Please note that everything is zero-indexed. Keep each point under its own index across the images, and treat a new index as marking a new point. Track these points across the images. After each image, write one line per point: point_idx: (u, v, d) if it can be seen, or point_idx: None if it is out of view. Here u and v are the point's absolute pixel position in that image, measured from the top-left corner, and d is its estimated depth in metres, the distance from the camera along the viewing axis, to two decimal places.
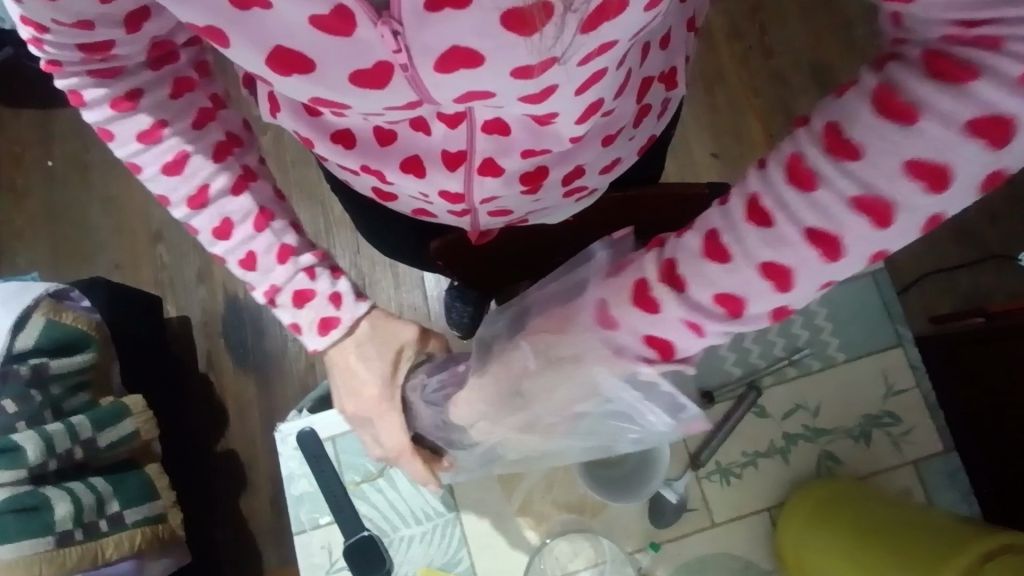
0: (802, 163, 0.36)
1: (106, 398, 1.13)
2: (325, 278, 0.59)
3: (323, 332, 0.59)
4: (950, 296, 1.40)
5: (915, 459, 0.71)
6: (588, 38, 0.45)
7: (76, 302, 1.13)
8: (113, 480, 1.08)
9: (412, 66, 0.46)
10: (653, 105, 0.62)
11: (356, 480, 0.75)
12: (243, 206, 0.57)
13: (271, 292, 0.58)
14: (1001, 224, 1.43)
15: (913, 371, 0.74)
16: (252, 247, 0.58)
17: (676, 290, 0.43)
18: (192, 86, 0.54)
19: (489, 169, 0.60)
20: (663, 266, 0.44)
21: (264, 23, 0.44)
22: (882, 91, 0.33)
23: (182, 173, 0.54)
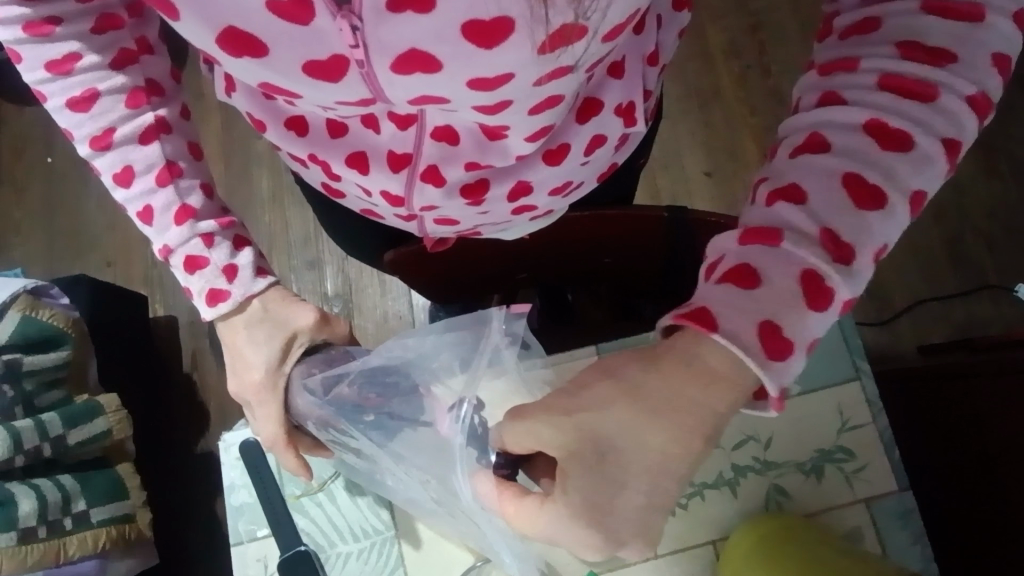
0: (861, 174, 0.41)
1: (81, 396, 1.14)
2: (224, 248, 0.58)
3: (211, 303, 0.58)
4: (943, 325, 1.37)
5: (866, 497, 0.66)
6: (546, 61, 0.45)
7: (55, 300, 1.16)
8: (81, 478, 1.09)
9: (368, 63, 0.45)
10: (609, 137, 0.61)
11: (296, 493, 0.75)
12: (150, 156, 0.57)
13: (165, 252, 0.58)
14: (998, 253, 1.40)
15: (869, 407, 0.69)
16: (149, 200, 0.57)
17: (849, 261, 0.41)
18: (117, 24, 0.55)
19: (431, 177, 0.59)
20: (823, 243, 0.41)
21: (215, 8, 0.43)
22: (874, 123, 0.42)
23: (90, 110, 0.55)
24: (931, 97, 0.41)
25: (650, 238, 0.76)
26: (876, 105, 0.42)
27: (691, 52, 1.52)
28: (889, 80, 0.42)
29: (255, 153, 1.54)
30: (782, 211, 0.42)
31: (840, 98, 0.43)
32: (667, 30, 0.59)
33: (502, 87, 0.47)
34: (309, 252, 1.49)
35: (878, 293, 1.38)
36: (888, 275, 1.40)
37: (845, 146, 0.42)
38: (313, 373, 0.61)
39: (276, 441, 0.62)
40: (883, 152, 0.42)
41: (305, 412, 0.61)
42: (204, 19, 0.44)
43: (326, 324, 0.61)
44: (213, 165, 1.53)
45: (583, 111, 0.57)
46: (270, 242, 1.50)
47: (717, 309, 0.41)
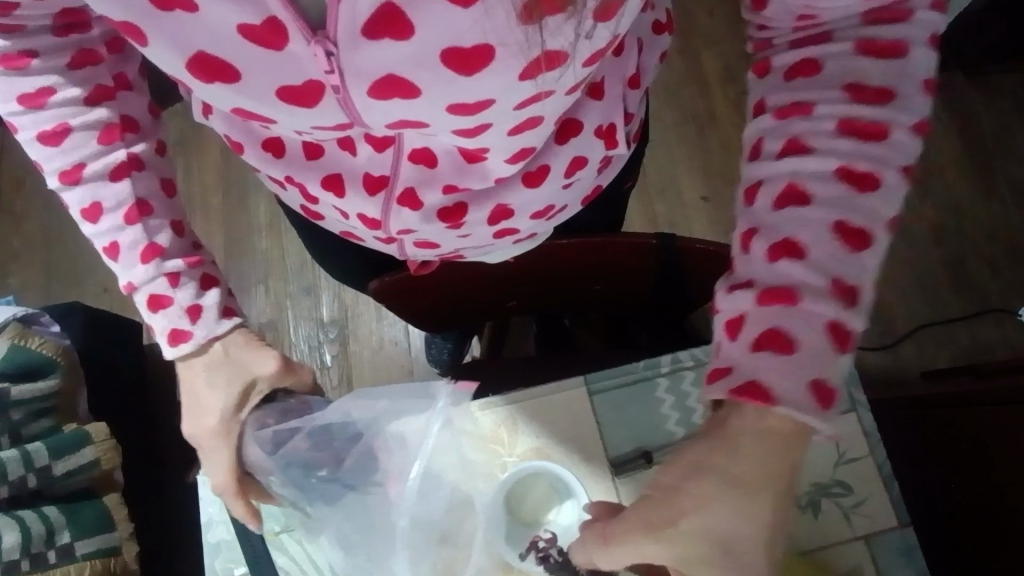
0: (847, 220, 0.42)
1: (70, 424, 1.12)
2: (189, 288, 0.56)
3: (173, 343, 0.57)
4: (946, 351, 1.34)
5: (866, 533, 0.64)
6: (527, 86, 0.45)
7: (47, 327, 1.16)
8: (68, 509, 1.06)
9: (344, 88, 0.44)
10: (591, 159, 0.60)
11: (276, 530, 0.71)
12: (119, 193, 0.56)
13: (129, 289, 0.56)
14: (1000, 277, 1.38)
15: (867, 439, 0.67)
16: (113, 237, 0.56)
17: (856, 301, 0.42)
18: (94, 59, 0.55)
19: (408, 201, 0.58)
20: (834, 294, 0.42)
21: (188, 31, 0.42)
22: (844, 169, 0.42)
23: (60, 145, 0.55)
24: (883, 136, 0.42)
25: (639, 265, 0.75)
26: (840, 153, 0.42)
27: (686, 78, 1.53)
28: (846, 125, 0.42)
29: (252, 180, 1.54)
30: (784, 268, 0.43)
31: (807, 147, 0.43)
32: (649, 55, 0.58)
33: (483, 111, 0.46)
34: (306, 278, 1.48)
35: (879, 317, 1.36)
36: (891, 299, 1.37)
37: (827, 195, 0.42)
38: (267, 424, 0.61)
39: (226, 488, 0.61)
40: (859, 196, 0.42)
41: (258, 466, 0.62)
42: (174, 43, 0.43)
43: (290, 372, 0.62)
44: (210, 193, 1.53)
45: (563, 132, 0.56)
46: (266, 269, 1.49)
47: (765, 380, 0.42)
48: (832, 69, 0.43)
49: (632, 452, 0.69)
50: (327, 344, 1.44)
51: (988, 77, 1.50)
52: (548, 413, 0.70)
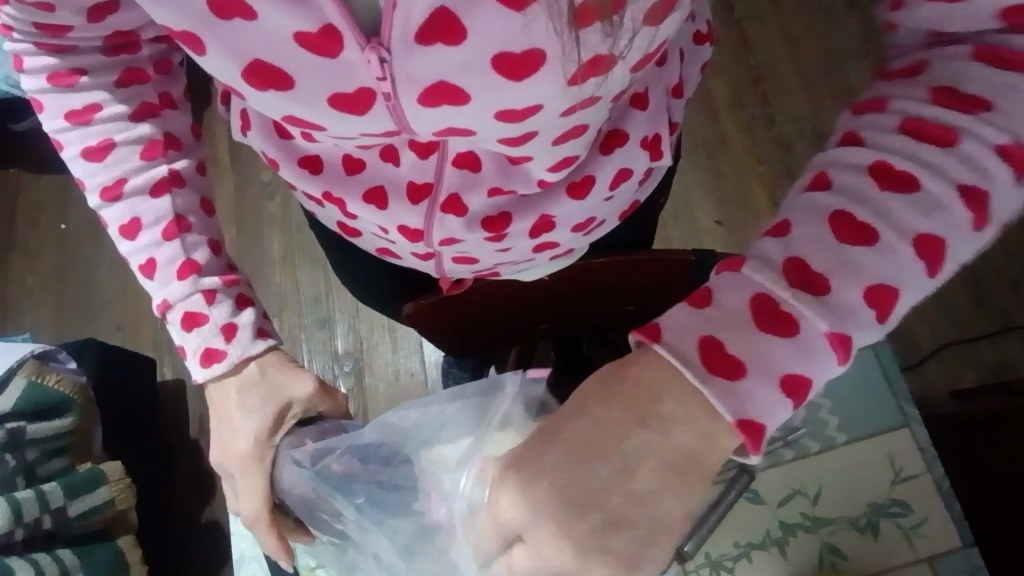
0: (850, 210, 0.38)
1: (84, 463, 1.10)
2: (225, 306, 0.55)
3: (205, 363, 0.55)
4: (971, 369, 1.33)
5: (928, 556, 0.61)
6: (576, 91, 0.44)
7: (64, 363, 1.14)
8: (81, 552, 1.03)
9: (394, 95, 0.44)
10: (634, 172, 0.60)
11: (311, 565, 0.68)
12: (159, 208, 0.55)
13: (163, 307, 0.55)
14: (1020, 294, 1.37)
15: (922, 456, 0.64)
16: (151, 253, 0.55)
17: (791, 334, 0.37)
18: (142, 78, 0.55)
19: (452, 207, 0.58)
20: (755, 309, 0.38)
21: (242, 36, 0.42)
22: (835, 218, 0.38)
23: (104, 160, 0.55)
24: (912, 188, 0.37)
25: (675, 283, 0.73)
26: (855, 195, 0.38)
27: (695, 104, 1.55)
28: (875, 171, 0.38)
29: (267, 214, 1.54)
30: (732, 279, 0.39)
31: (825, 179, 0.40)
32: (690, 65, 0.59)
33: (530, 119, 0.46)
34: (320, 310, 1.47)
35: (900, 337, 1.35)
36: (912, 319, 1.36)
37: (803, 234, 0.38)
38: (303, 443, 0.57)
39: (258, 518, 0.57)
40: (843, 245, 0.38)
41: (293, 489, 0.57)
42: (230, 51, 0.43)
43: (327, 395, 0.59)
44: (225, 227, 1.53)
45: (608, 142, 0.56)
46: (281, 302, 1.48)
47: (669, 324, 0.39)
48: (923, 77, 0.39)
49: None
50: (343, 377, 1.42)
51: None
52: None
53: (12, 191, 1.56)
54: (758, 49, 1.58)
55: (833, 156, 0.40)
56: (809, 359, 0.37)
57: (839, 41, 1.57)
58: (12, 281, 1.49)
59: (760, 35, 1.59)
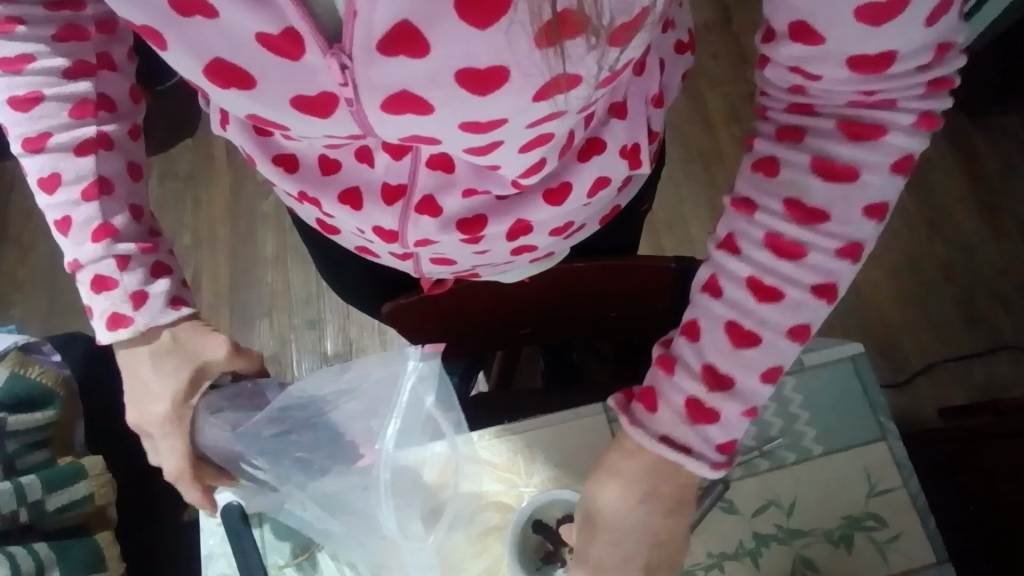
0: (799, 198, 0.47)
1: (65, 457, 1.09)
2: (137, 274, 0.57)
3: (111, 326, 0.57)
4: (963, 387, 1.32)
5: (904, 571, 0.60)
6: (540, 108, 0.45)
7: (48, 354, 1.13)
8: (58, 547, 1.01)
9: (357, 101, 0.44)
10: (613, 179, 0.60)
11: (280, 563, 0.66)
12: (80, 169, 0.56)
13: (74, 265, 0.57)
14: (1012, 314, 1.37)
15: (899, 470, 0.64)
16: (66, 212, 0.56)
17: (777, 299, 0.48)
18: (81, 36, 0.55)
19: (427, 208, 0.58)
20: (749, 287, 0.48)
21: (206, 36, 0.42)
22: (817, 160, 0.46)
23: (29, 112, 0.55)
24: (877, 137, 0.45)
25: (657, 293, 0.74)
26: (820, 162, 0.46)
27: (691, 116, 1.55)
28: (844, 125, 0.45)
29: (261, 215, 1.54)
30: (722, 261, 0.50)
31: (813, 111, 0.47)
32: (670, 74, 0.60)
33: (495, 131, 0.46)
34: (310, 311, 1.46)
35: (892, 353, 1.35)
36: (902, 336, 1.36)
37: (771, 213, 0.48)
38: (221, 406, 0.62)
39: (182, 473, 0.62)
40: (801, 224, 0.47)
41: (218, 440, 0.62)
42: (192, 48, 0.43)
43: (241, 355, 0.62)
44: (218, 225, 1.54)
45: (586, 150, 0.57)
46: (271, 303, 1.47)
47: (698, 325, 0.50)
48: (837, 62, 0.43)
49: None
50: None
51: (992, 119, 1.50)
52: (566, 442, 0.67)
53: (7, 184, 1.56)
54: (755, 63, 1.58)
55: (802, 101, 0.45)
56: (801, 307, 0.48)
57: None
58: (3, 274, 1.49)
59: (756, 50, 1.59)
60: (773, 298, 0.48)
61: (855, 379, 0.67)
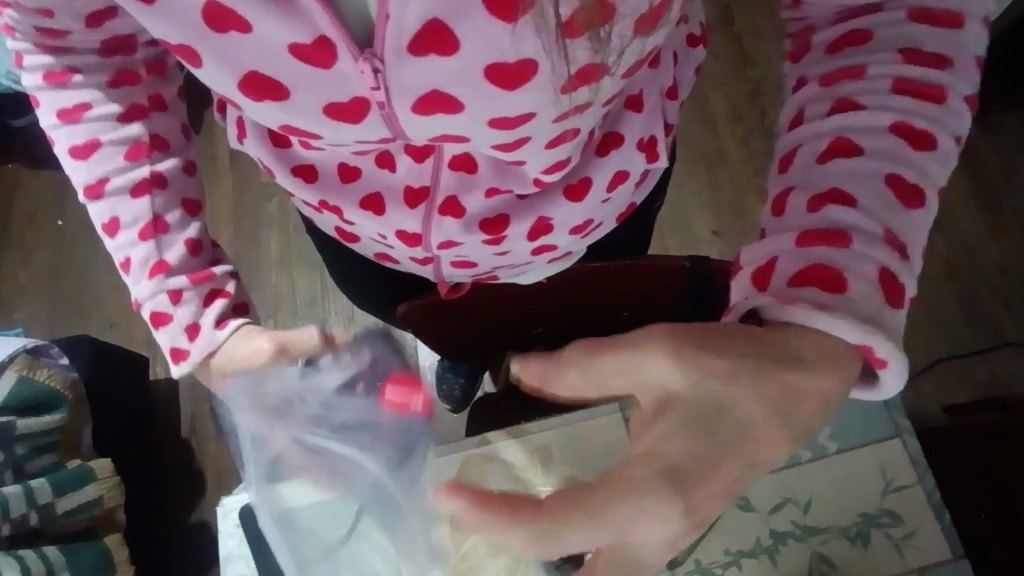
0: (880, 149, 0.41)
1: (72, 460, 1.09)
2: (190, 306, 0.54)
3: (177, 360, 0.54)
4: (965, 384, 1.33)
5: (919, 567, 0.61)
6: (569, 99, 0.45)
7: (56, 358, 1.12)
8: (68, 550, 1.02)
9: (388, 104, 0.45)
10: (631, 173, 0.61)
11: (297, 565, 0.64)
12: (137, 210, 0.53)
13: (136, 304, 0.54)
14: (1014, 310, 1.38)
15: (914, 467, 0.64)
16: (126, 257, 0.54)
17: (839, 288, 0.40)
18: (133, 80, 0.53)
19: (450, 209, 0.59)
20: (814, 279, 0.40)
21: (238, 49, 0.43)
22: (899, 121, 0.42)
23: (87, 159, 0.52)
24: (941, 98, 0.42)
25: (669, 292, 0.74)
26: (900, 110, 0.42)
27: (693, 116, 1.56)
28: (901, 86, 0.42)
29: (265, 216, 1.54)
30: (834, 213, 0.41)
31: (862, 75, 0.43)
32: (684, 67, 0.61)
33: (523, 126, 0.47)
34: (315, 312, 1.46)
35: None
36: (905, 332, 1.37)
37: (855, 185, 0.41)
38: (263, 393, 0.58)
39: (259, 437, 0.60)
40: (889, 191, 0.41)
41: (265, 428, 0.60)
42: (225, 63, 0.43)
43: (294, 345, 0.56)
44: (222, 227, 1.53)
45: (603, 144, 0.58)
46: (277, 304, 1.47)
47: (786, 269, 0.41)
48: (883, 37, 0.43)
49: None
50: None
51: (993, 117, 1.50)
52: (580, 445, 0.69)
53: (10, 187, 1.56)
54: (757, 61, 1.59)
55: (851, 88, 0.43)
56: (869, 305, 0.40)
57: None
58: (7, 277, 1.48)
59: (758, 48, 1.60)
60: (843, 266, 0.40)
61: None
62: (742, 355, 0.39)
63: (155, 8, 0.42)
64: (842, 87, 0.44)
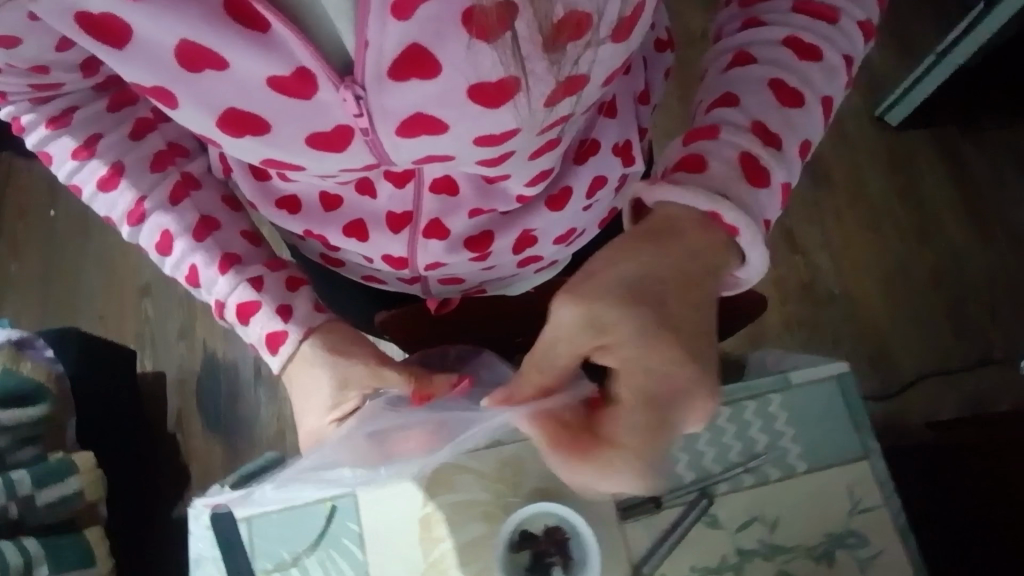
0: (783, 78, 0.45)
1: (55, 453, 1.09)
2: (274, 288, 0.54)
3: (274, 350, 0.55)
4: (951, 399, 1.33)
5: None
6: (552, 111, 0.46)
7: (40, 351, 1.14)
8: (49, 544, 1.02)
9: (372, 130, 0.45)
10: (610, 177, 0.61)
11: (269, 569, 0.65)
12: (183, 215, 0.55)
13: (218, 307, 0.55)
14: (1002, 327, 1.38)
15: (881, 487, 0.65)
16: (221, 296, 0.54)
17: (777, 146, 0.45)
18: (131, 100, 0.55)
19: (434, 231, 0.59)
20: (742, 165, 0.45)
21: (216, 87, 0.44)
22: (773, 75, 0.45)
23: (118, 186, 0.54)
24: (818, 55, 0.46)
25: None
26: (779, 64, 0.45)
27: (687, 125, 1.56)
28: (790, 40, 0.45)
29: None
30: (749, 106, 0.45)
31: (768, 3, 0.47)
32: (654, 69, 0.62)
33: (508, 141, 0.47)
34: None
35: (882, 364, 1.36)
36: (892, 346, 1.37)
37: (749, 100, 0.45)
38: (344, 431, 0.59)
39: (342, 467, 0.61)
40: (781, 106, 0.45)
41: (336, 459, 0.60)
42: (200, 103, 0.45)
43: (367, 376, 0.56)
44: None
45: (582, 151, 0.58)
46: None
47: (707, 153, 0.45)
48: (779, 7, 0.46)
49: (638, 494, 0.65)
50: None
51: (985, 132, 1.50)
52: None
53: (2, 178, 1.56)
54: None
55: (746, 37, 0.46)
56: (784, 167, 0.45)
57: None
58: None
59: None
60: (770, 134, 0.45)
61: (839, 396, 0.68)
62: (702, 217, 0.45)
63: (128, 54, 0.43)
64: (745, 36, 0.47)
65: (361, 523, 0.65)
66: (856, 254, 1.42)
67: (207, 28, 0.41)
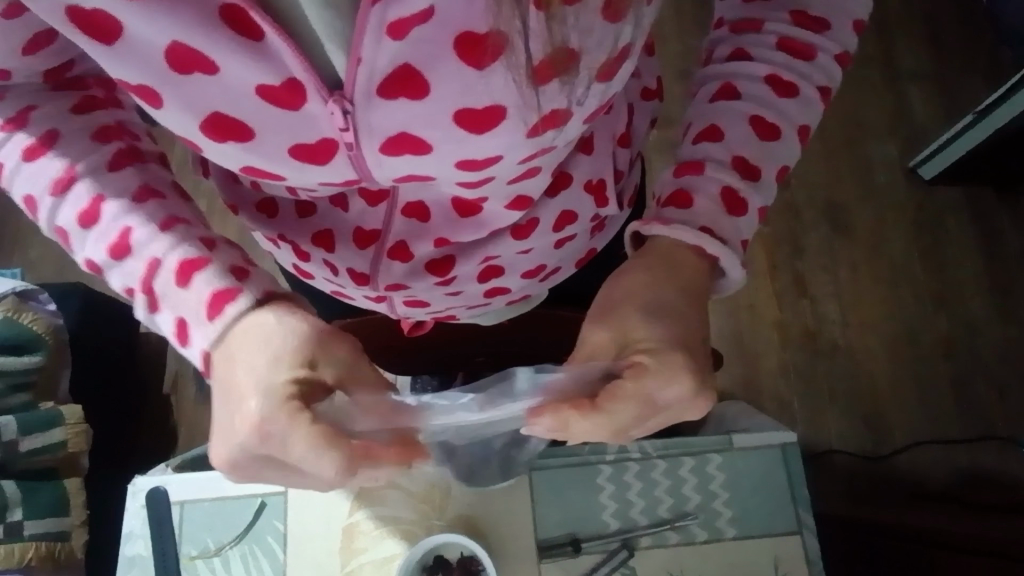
0: (762, 112, 0.47)
1: (46, 403, 1.14)
2: (228, 253, 0.45)
3: (213, 315, 0.43)
4: (943, 472, 1.29)
5: None
6: (532, 142, 0.46)
7: (43, 303, 1.19)
8: (25, 487, 1.07)
9: (357, 145, 0.45)
10: (580, 215, 0.60)
11: (192, 554, 0.70)
12: (119, 179, 0.46)
13: (150, 276, 0.44)
14: (1009, 405, 1.32)
15: (807, 565, 0.68)
16: (159, 255, 0.44)
17: (756, 177, 0.48)
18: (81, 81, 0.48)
19: (398, 253, 0.59)
20: (722, 198, 0.47)
21: (205, 90, 0.43)
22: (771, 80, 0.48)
23: (46, 153, 0.45)
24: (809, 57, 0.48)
25: None
26: (759, 99, 0.48)
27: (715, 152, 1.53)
28: (771, 76, 0.48)
29: None
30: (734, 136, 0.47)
31: (759, 28, 0.48)
32: (640, 118, 0.61)
33: (490, 167, 0.48)
34: None
35: (878, 425, 1.32)
36: (889, 408, 1.33)
37: (733, 136, 0.47)
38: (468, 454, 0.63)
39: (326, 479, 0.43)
40: (765, 141, 0.48)
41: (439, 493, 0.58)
42: (187, 106, 0.44)
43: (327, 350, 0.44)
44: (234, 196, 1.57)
45: (553, 184, 0.57)
46: None
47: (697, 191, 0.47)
48: (767, 28, 0.48)
49: (560, 537, 0.70)
50: None
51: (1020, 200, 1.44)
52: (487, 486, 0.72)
53: None
54: None
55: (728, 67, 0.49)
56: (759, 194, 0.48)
57: (868, 115, 1.50)
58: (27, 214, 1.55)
59: None
60: (751, 168, 0.48)
61: (781, 470, 0.72)
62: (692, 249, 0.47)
63: (117, 50, 0.42)
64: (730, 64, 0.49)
65: (286, 523, 0.71)
66: (866, 310, 1.38)
67: (201, 31, 0.41)
